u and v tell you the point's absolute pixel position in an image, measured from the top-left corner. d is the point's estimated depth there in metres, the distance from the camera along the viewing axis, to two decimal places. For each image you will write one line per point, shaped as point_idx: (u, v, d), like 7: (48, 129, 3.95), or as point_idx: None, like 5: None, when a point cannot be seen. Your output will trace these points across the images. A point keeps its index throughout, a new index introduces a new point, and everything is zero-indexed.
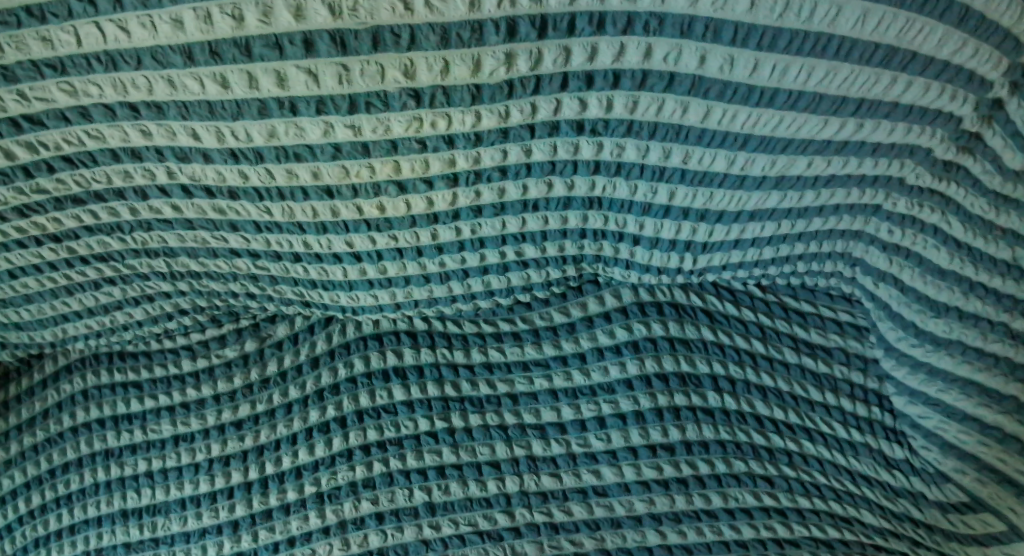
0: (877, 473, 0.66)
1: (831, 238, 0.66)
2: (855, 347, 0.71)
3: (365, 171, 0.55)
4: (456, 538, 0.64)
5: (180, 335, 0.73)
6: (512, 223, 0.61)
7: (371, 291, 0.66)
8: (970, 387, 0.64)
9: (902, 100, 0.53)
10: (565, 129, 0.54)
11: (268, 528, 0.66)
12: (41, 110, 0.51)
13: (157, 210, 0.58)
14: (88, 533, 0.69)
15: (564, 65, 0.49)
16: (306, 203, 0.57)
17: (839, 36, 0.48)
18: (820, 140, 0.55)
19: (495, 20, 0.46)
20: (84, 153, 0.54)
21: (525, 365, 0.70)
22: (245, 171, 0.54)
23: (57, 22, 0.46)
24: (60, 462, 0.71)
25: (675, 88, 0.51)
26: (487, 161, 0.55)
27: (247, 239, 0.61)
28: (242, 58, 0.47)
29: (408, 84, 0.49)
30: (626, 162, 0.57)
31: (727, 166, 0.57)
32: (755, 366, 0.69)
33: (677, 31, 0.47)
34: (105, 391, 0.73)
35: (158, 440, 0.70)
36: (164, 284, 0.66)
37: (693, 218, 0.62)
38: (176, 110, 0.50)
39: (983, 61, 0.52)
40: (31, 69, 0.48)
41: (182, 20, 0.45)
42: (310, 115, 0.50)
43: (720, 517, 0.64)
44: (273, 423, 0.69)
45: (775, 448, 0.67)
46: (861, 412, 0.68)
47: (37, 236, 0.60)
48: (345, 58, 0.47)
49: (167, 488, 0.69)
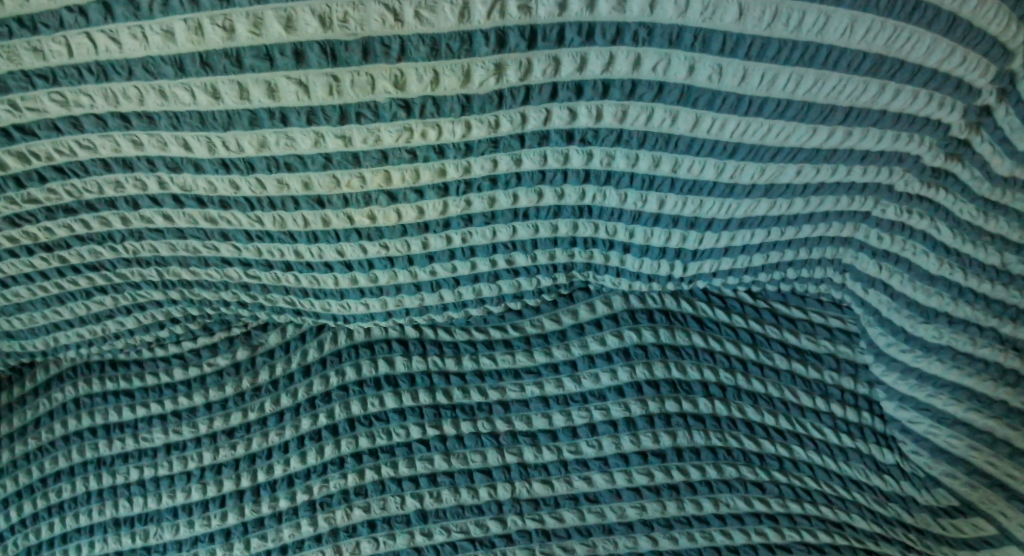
0: (868, 478, 0.67)
1: (821, 245, 0.67)
2: (846, 353, 0.71)
3: (355, 180, 0.55)
4: (448, 545, 0.64)
5: (172, 343, 0.73)
6: (503, 231, 0.61)
7: (362, 299, 0.66)
8: (959, 392, 0.65)
9: (890, 108, 0.53)
10: (555, 138, 0.54)
11: (260, 536, 0.66)
12: (33, 120, 0.51)
13: (149, 220, 0.58)
14: (80, 542, 0.69)
15: (553, 75, 0.49)
16: (296, 212, 0.57)
17: (826, 45, 0.49)
18: (809, 148, 0.56)
19: (485, 31, 0.46)
20: (75, 163, 0.54)
21: (517, 372, 0.70)
22: (236, 181, 0.55)
23: (48, 33, 0.46)
24: (52, 471, 0.71)
25: (663, 98, 0.51)
26: (477, 170, 0.55)
27: (239, 248, 0.61)
28: (233, 69, 0.47)
29: (398, 94, 0.49)
30: (616, 171, 0.57)
31: (716, 174, 0.57)
32: (746, 373, 0.69)
33: (666, 41, 0.48)
34: (97, 399, 0.72)
35: (150, 448, 0.70)
36: (156, 293, 0.66)
37: (683, 226, 0.62)
38: (168, 120, 0.50)
39: (972, 68, 0.52)
40: (23, 79, 0.48)
41: (174, 31, 0.45)
42: (300, 126, 0.50)
43: (711, 523, 0.64)
44: (266, 431, 0.70)
45: (766, 454, 0.67)
46: (851, 418, 0.69)
47: (28, 245, 0.60)
48: (335, 68, 0.47)
49: (159, 497, 0.69)
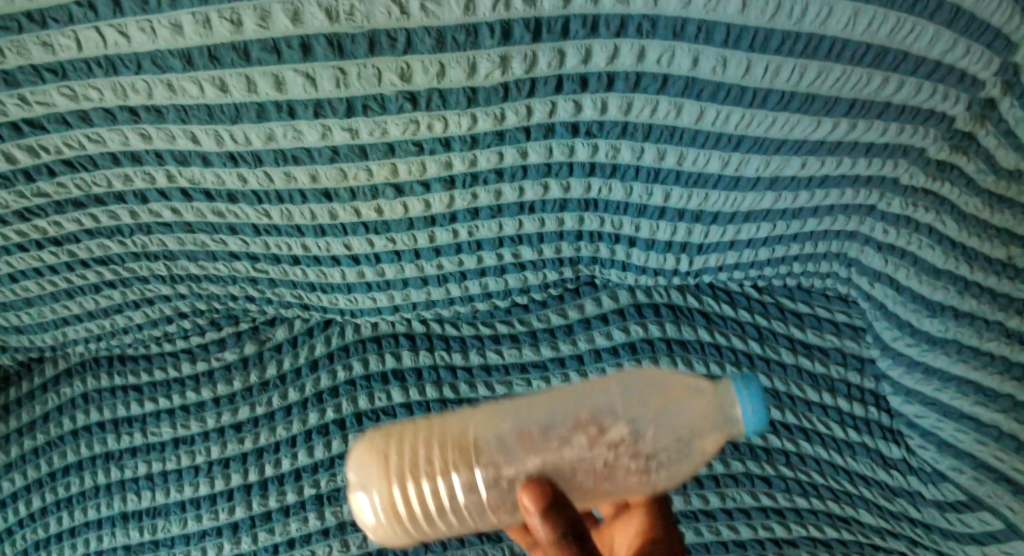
0: (875, 473, 0.67)
1: (827, 239, 0.67)
2: (852, 347, 0.71)
3: (362, 173, 0.55)
4: (455, 540, 0.66)
5: (180, 339, 0.73)
6: (509, 225, 0.61)
7: (369, 293, 0.67)
8: (966, 386, 0.64)
9: (894, 100, 0.53)
10: (560, 131, 0.54)
11: (268, 530, 0.67)
12: (42, 114, 0.51)
13: (157, 214, 0.59)
14: (89, 536, 0.70)
15: (559, 67, 0.49)
16: (304, 206, 0.58)
17: (829, 37, 0.49)
18: (814, 140, 0.56)
19: (490, 23, 0.46)
20: (84, 157, 0.54)
21: (524, 367, 0.70)
22: (243, 174, 0.55)
23: (58, 27, 0.46)
24: (59, 465, 0.71)
25: (668, 90, 0.51)
26: (484, 163, 0.56)
27: (247, 242, 0.61)
28: (241, 62, 0.47)
29: (404, 87, 0.49)
30: (621, 163, 0.57)
31: (721, 166, 0.58)
32: (753, 367, 0.69)
33: (670, 33, 0.48)
34: (105, 394, 0.73)
35: (157, 443, 0.70)
36: (164, 288, 0.67)
37: (689, 219, 0.63)
38: (176, 113, 0.51)
39: (976, 60, 0.52)
40: (32, 73, 0.48)
41: (181, 24, 0.45)
42: (307, 119, 0.51)
43: (719, 517, 0.66)
44: (273, 425, 0.70)
45: (773, 448, 0.68)
46: (858, 412, 0.69)
47: (37, 239, 0.60)
48: (342, 61, 0.47)
49: (166, 491, 0.69)
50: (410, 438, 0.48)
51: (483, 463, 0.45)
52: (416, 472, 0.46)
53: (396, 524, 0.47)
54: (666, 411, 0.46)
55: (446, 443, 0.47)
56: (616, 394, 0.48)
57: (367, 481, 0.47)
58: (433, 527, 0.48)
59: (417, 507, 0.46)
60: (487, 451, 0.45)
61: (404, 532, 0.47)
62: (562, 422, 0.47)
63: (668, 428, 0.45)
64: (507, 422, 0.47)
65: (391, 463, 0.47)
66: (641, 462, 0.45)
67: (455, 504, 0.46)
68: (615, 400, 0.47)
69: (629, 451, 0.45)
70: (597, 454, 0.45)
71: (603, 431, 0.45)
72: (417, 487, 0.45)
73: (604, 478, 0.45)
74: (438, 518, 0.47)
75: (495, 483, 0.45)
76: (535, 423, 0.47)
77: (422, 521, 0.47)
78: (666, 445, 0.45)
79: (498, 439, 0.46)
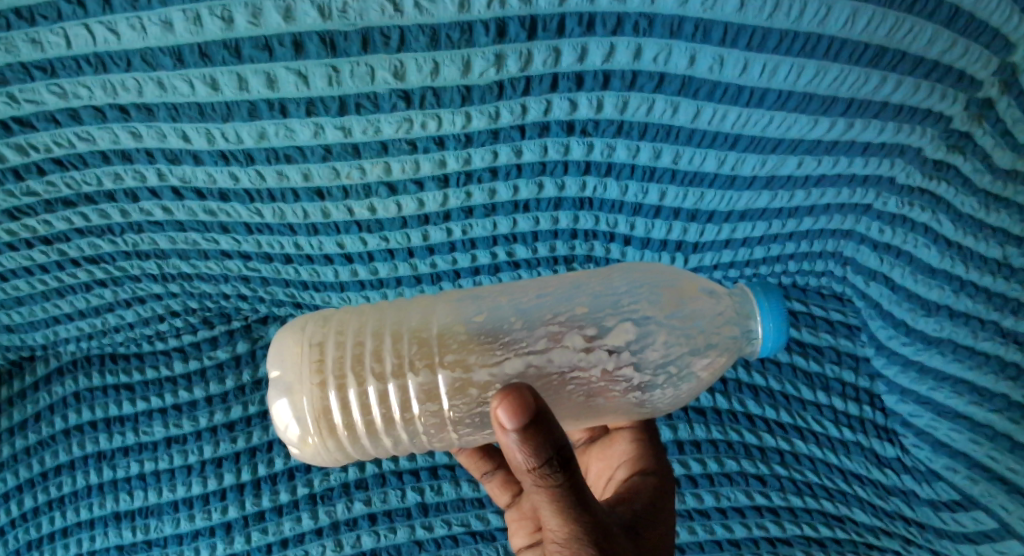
0: (869, 472, 0.67)
1: (822, 238, 0.67)
2: (847, 346, 0.70)
3: (355, 172, 0.55)
4: (449, 538, 0.65)
5: (172, 337, 0.72)
6: (503, 224, 0.61)
7: (362, 292, 0.66)
8: (961, 385, 0.64)
9: (892, 100, 0.53)
10: (555, 130, 0.54)
11: (261, 529, 0.67)
12: (31, 112, 0.50)
13: (149, 212, 0.58)
14: (82, 535, 0.69)
15: (554, 65, 0.49)
16: (297, 204, 0.57)
17: (827, 36, 0.48)
18: (811, 140, 0.56)
19: (484, 20, 0.46)
20: (74, 156, 0.53)
21: None
22: (235, 173, 0.54)
23: (46, 24, 0.45)
24: (52, 465, 0.71)
25: (664, 89, 0.51)
26: (478, 161, 0.55)
27: (239, 240, 0.61)
28: (232, 60, 0.47)
29: (398, 85, 0.49)
30: (617, 162, 0.57)
31: (717, 165, 0.57)
32: (748, 366, 0.69)
33: (666, 32, 0.48)
34: (97, 393, 0.72)
35: (151, 442, 0.70)
36: (156, 287, 0.66)
37: (684, 218, 0.62)
38: (167, 111, 0.50)
39: (974, 60, 0.52)
40: (21, 71, 0.48)
41: (172, 21, 0.45)
42: (299, 117, 0.50)
43: (712, 516, 0.66)
44: (265, 424, 0.69)
45: (767, 446, 0.68)
46: (852, 411, 0.69)
47: (28, 238, 0.60)
48: (335, 59, 0.47)
49: (159, 490, 0.69)
50: (350, 335, 0.48)
51: (448, 365, 0.46)
52: (360, 376, 0.46)
53: (331, 435, 0.47)
54: (672, 318, 0.49)
55: (404, 342, 0.47)
56: (613, 299, 0.50)
57: (291, 385, 0.46)
58: (373, 440, 0.48)
59: (357, 415, 0.46)
60: (456, 350, 0.46)
61: (335, 445, 0.47)
62: (545, 320, 0.48)
63: (676, 334, 0.48)
64: (487, 320, 0.48)
65: (325, 364, 0.46)
66: (639, 372, 0.48)
67: (402, 411, 0.46)
68: (611, 306, 0.49)
69: (628, 359, 0.47)
70: (595, 360, 0.47)
71: (600, 337, 0.47)
72: (359, 392, 0.46)
73: (596, 388, 0.48)
74: (381, 427, 0.47)
75: (459, 390, 0.46)
76: (518, 320, 0.48)
77: (360, 432, 0.47)
78: (667, 353, 0.48)
79: (480, 337, 0.47)
